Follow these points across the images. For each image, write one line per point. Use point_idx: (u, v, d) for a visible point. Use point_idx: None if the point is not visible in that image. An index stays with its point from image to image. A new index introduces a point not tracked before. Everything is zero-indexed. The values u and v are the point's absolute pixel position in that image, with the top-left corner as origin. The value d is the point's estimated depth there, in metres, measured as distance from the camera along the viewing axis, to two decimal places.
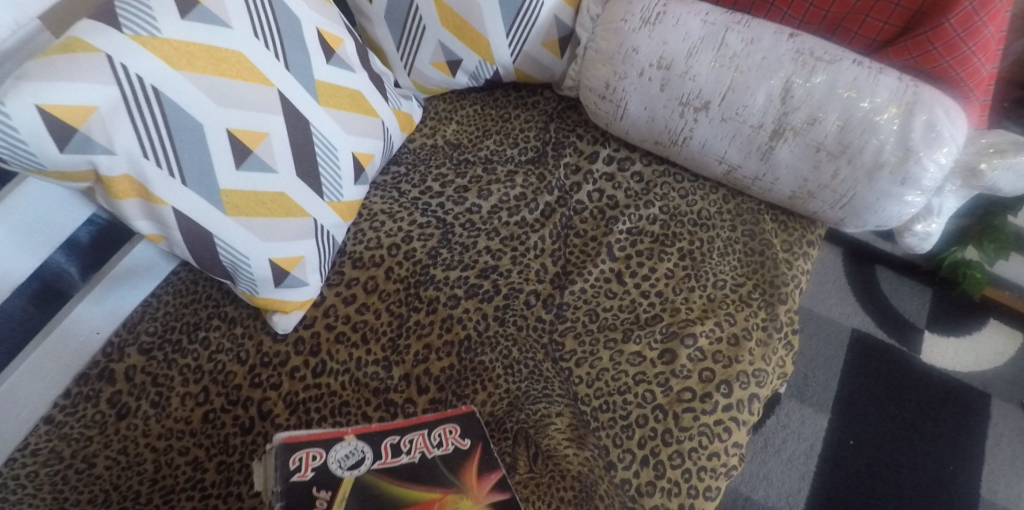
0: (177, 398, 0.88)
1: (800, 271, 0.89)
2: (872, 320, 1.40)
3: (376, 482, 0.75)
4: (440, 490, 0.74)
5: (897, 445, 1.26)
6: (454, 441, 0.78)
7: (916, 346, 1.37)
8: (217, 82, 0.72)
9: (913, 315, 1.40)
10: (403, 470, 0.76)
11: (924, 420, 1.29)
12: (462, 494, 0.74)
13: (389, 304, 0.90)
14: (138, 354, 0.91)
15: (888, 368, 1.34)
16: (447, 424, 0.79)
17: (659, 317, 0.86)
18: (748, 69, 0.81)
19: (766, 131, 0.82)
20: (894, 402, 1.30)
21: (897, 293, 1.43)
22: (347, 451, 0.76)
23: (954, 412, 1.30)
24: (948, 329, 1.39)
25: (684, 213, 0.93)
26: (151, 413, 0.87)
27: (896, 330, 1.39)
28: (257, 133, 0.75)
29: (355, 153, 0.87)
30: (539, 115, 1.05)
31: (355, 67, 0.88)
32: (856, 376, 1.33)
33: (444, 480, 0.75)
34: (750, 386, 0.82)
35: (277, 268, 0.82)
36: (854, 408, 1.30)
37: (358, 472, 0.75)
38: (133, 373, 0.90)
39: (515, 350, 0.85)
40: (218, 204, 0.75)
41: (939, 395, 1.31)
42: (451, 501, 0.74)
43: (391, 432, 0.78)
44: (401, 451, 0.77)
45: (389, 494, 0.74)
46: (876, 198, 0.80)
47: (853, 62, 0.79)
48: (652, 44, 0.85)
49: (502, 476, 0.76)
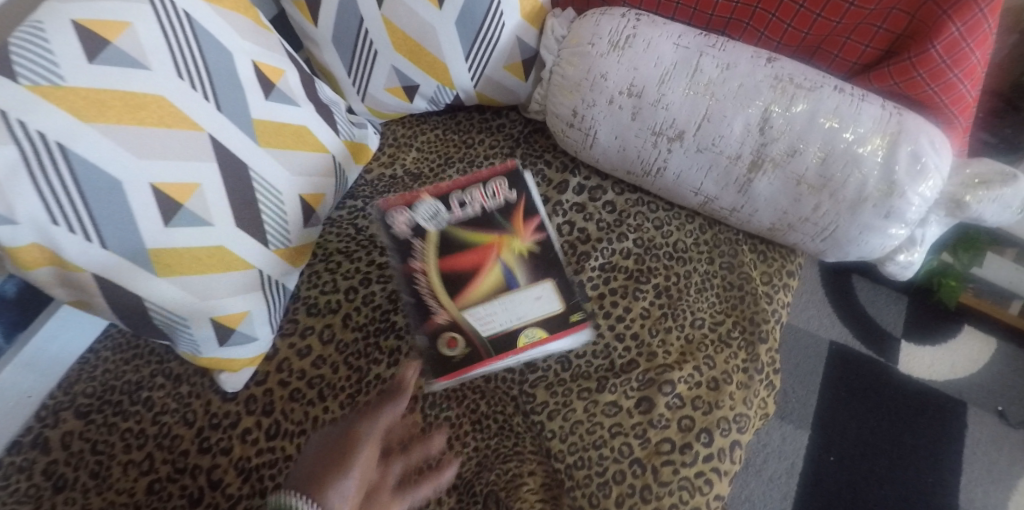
0: (118, 468, 0.80)
1: (780, 305, 0.85)
2: (849, 331, 1.36)
3: (449, 230, 0.85)
4: (496, 235, 0.85)
5: (878, 459, 1.24)
6: (504, 194, 0.87)
7: (893, 356, 1.33)
8: (136, 132, 0.64)
9: (890, 324, 1.36)
10: (470, 219, 0.86)
11: (903, 431, 1.26)
12: (513, 236, 0.85)
13: (347, 356, 0.85)
14: (75, 419, 0.84)
15: (866, 380, 1.31)
16: (497, 180, 0.88)
17: (634, 362, 0.81)
18: (725, 96, 0.75)
19: (744, 162, 0.77)
20: (873, 415, 1.28)
21: (874, 302, 1.39)
22: (425, 208, 0.86)
23: (932, 422, 1.27)
24: (925, 337, 1.35)
25: (659, 245, 0.88)
26: (90, 485, 0.79)
27: (873, 341, 1.35)
28: (187, 184, 0.68)
29: (302, 195, 0.80)
30: (504, 139, 0.98)
31: (299, 99, 0.80)
32: (835, 389, 1.31)
33: (499, 225, 0.86)
34: (732, 432, 0.77)
35: (220, 327, 0.75)
36: (833, 423, 1.27)
37: (438, 228, 0.85)
38: (70, 441, 0.82)
39: (483, 404, 0.81)
40: (147, 265, 0.68)
41: (917, 405, 1.29)
42: (507, 244, 0.84)
43: (455, 190, 0.87)
44: (466, 205, 0.86)
45: (465, 238, 0.85)
46: (860, 231, 0.76)
47: (834, 89, 0.74)
48: (621, 70, 0.79)
49: (541, 221, 0.86)
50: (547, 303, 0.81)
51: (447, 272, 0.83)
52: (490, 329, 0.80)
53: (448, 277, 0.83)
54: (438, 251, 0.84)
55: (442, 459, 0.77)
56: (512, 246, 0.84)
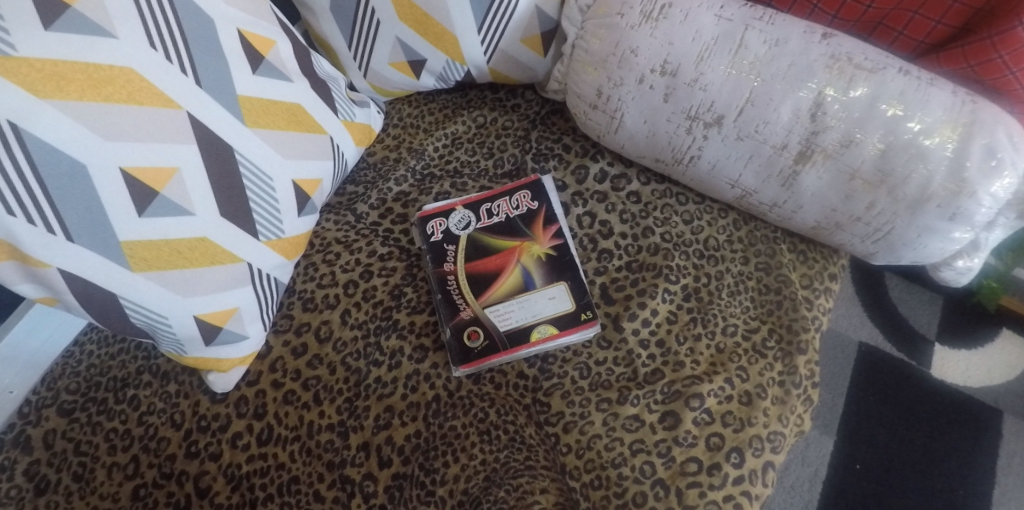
0: (102, 471, 0.74)
1: (821, 312, 0.77)
2: (879, 331, 1.24)
3: (479, 237, 0.83)
4: (518, 240, 0.82)
5: (907, 468, 1.13)
6: (527, 205, 0.84)
7: (925, 359, 1.21)
8: (101, 110, 0.57)
9: (923, 326, 1.24)
10: (498, 227, 0.83)
11: (935, 439, 1.15)
12: (533, 242, 0.82)
13: (345, 356, 0.77)
14: (58, 416, 0.78)
15: (898, 383, 1.19)
16: (521, 191, 0.84)
17: (659, 373, 0.74)
18: (772, 77, 0.66)
19: (791, 153, 0.68)
20: (904, 421, 1.16)
21: (907, 300, 1.26)
22: (457, 219, 0.83)
23: (966, 429, 1.16)
24: (960, 340, 1.22)
25: (689, 242, 0.80)
26: (73, 488, 0.74)
27: (904, 343, 1.23)
28: (162, 169, 0.61)
29: (296, 181, 0.73)
30: (520, 120, 0.90)
31: (291, 75, 0.73)
32: (863, 392, 1.19)
33: (521, 231, 0.83)
34: (765, 452, 0.70)
35: (205, 324, 0.68)
36: (860, 429, 1.16)
37: (469, 234, 0.83)
38: (53, 440, 0.76)
39: (493, 412, 0.73)
40: (120, 259, 0.61)
41: (951, 411, 1.17)
42: (528, 250, 0.81)
43: (485, 199, 0.85)
44: (494, 214, 0.84)
45: (493, 246, 0.82)
46: (918, 233, 0.67)
47: (899, 71, 0.65)
48: (654, 45, 0.69)
49: (561, 228, 0.82)
50: (561, 302, 0.78)
51: (474, 276, 0.80)
52: (507, 325, 0.77)
53: (473, 279, 0.80)
54: (467, 253, 0.82)
55: (446, 474, 0.70)
56: (533, 251, 0.81)
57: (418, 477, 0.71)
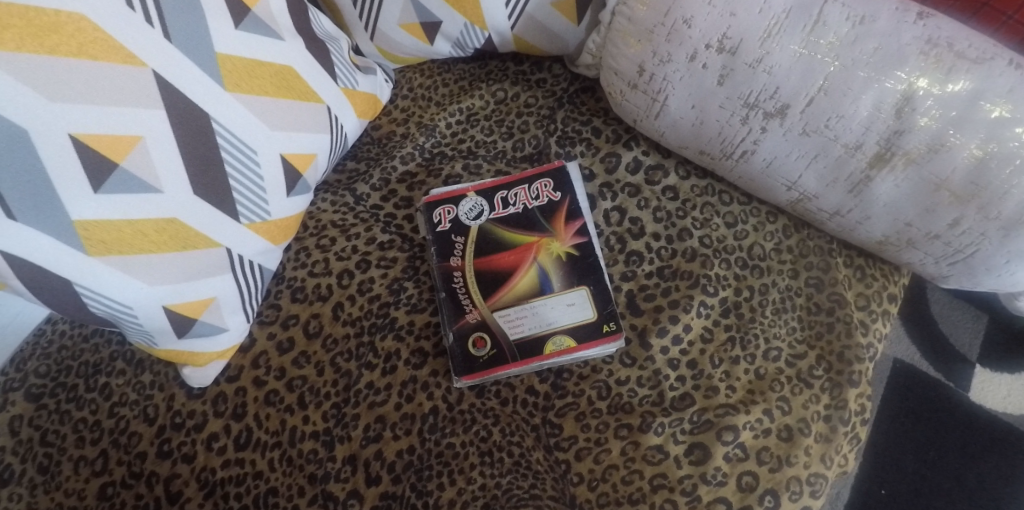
0: (69, 465, 0.65)
1: (877, 338, 0.67)
2: (916, 348, 1.05)
3: (492, 230, 0.74)
4: (536, 235, 0.73)
5: (935, 498, 0.96)
6: (548, 195, 0.74)
7: (964, 382, 1.02)
8: (46, 64, 0.48)
9: (963, 345, 1.04)
10: (515, 219, 0.74)
11: (969, 468, 0.98)
12: (552, 239, 0.73)
13: (335, 356, 0.68)
14: (25, 402, 0.67)
15: (933, 404, 1.02)
16: (542, 179, 0.75)
17: (689, 398, 0.64)
18: (854, 61, 0.55)
19: (865, 154, 0.58)
20: (936, 446, 0.99)
21: (949, 315, 1.06)
22: (470, 207, 0.75)
23: (1004, 458, 0.98)
24: (1005, 363, 1.02)
25: (731, 249, 0.70)
26: (38, 481, 0.64)
27: (942, 363, 1.04)
28: (123, 137, 0.53)
29: (284, 154, 0.64)
30: (546, 97, 0.80)
31: (282, 31, 0.64)
32: (893, 413, 1.02)
33: (539, 226, 0.73)
34: (804, 497, 0.61)
35: (176, 315, 0.60)
36: (886, 453, 1.00)
37: (480, 225, 0.74)
38: (18, 427, 0.66)
39: (497, 431, 0.65)
40: (72, 241, 0.52)
41: (988, 437, 0.99)
42: (546, 246, 0.72)
43: (501, 186, 0.75)
44: (509, 204, 0.75)
45: (507, 240, 0.73)
46: (1007, 258, 0.57)
47: (1010, 64, 0.53)
48: (712, 15, 0.58)
49: (585, 225, 0.73)
50: (581, 310, 0.69)
51: (485, 273, 0.72)
52: (518, 334, 0.68)
53: (483, 277, 0.71)
54: (478, 248, 0.73)
55: (440, 497, 0.62)
56: (552, 248, 0.72)
57: (409, 499, 0.62)
